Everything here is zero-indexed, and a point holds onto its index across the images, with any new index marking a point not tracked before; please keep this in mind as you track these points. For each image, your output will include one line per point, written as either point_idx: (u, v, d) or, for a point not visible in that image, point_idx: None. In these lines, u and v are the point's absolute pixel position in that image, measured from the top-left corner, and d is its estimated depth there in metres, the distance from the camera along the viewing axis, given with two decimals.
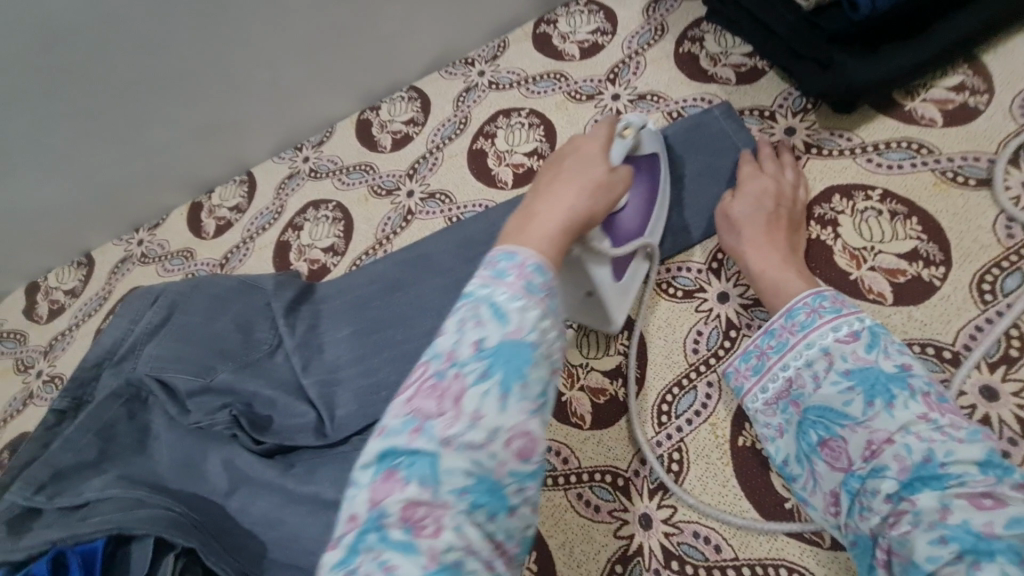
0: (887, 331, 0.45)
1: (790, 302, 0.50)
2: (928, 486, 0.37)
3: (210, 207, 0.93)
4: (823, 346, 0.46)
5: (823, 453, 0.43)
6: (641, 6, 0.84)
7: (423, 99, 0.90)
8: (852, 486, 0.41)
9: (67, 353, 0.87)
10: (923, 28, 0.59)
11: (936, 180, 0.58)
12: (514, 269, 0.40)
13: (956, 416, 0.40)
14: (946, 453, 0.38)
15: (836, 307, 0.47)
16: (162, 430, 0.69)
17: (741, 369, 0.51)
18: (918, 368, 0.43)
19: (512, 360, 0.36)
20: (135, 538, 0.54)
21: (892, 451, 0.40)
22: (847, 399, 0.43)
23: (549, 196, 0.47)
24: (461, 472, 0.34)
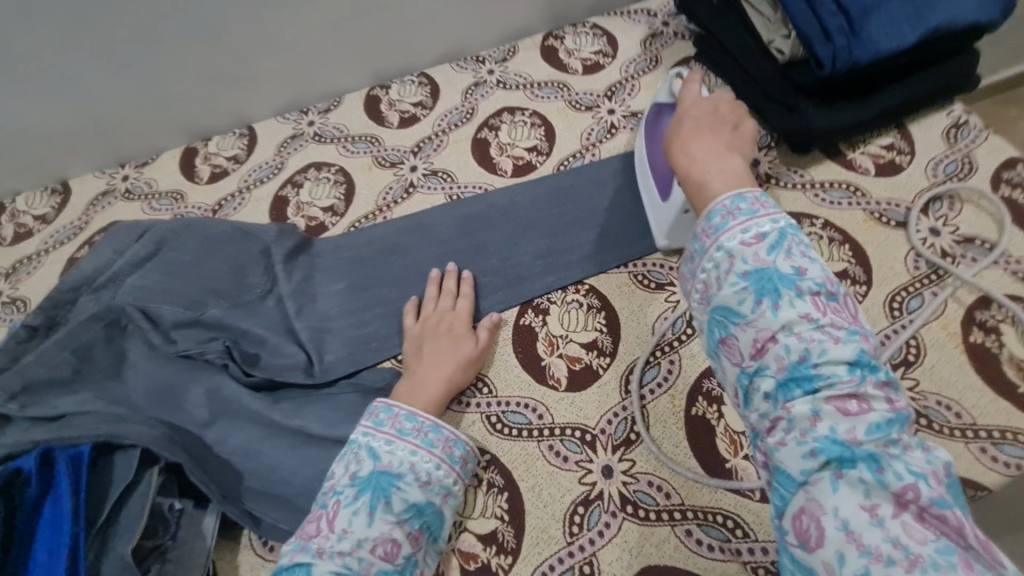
0: (792, 230, 0.46)
1: (709, 206, 0.50)
2: (800, 389, 0.42)
3: (205, 154, 0.93)
4: (729, 249, 0.47)
5: (723, 350, 0.46)
6: (638, 40, 0.96)
7: (433, 85, 0.95)
8: (744, 381, 0.45)
9: (33, 278, 0.83)
10: (868, 93, 0.73)
11: (866, 218, 0.71)
12: (390, 419, 0.58)
13: (836, 317, 0.43)
14: (819, 353, 0.42)
15: (752, 209, 0.48)
16: (140, 358, 0.69)
17: (682, 264, 0.51)
18: (810, 269, 0.45)
19: (380, 486, 0.53)
20: (121, 448, 0.55)
21: (774, 353, 0.43)
22: (741, 299, 0.45)
23: (688, 93, 0.63)
24: (334, 568, 0.49)
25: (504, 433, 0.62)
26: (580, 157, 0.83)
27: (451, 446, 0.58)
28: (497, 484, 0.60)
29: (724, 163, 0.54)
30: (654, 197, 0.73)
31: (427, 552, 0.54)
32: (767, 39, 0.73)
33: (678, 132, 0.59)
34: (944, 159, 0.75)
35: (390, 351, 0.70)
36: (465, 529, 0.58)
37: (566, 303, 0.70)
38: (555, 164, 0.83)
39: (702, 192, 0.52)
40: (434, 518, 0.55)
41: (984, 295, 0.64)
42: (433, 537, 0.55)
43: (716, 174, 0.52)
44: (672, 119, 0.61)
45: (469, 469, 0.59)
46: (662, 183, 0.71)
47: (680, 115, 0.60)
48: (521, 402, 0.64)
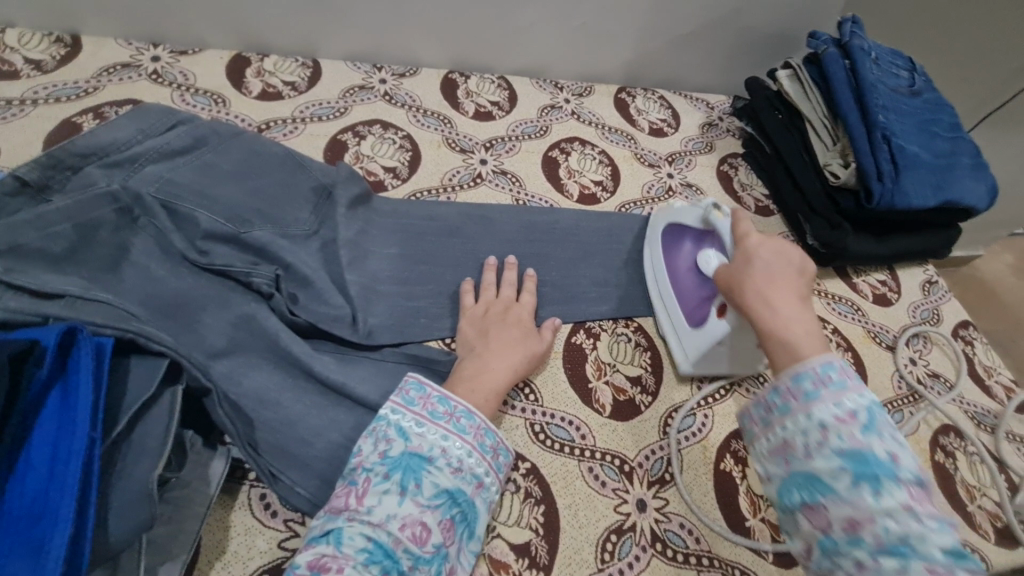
0: (880, 411, 0.45)
1: (797, 367, 0.47)
2: (898, 562, 0.38)
3: (258, 69, 0.85)
4: (820, 420, 0.44)
5: (803, 514, 0.43)
6: (698, 122, 1.05)
7: (511, 92, 0.96)
8: (827, 548, 0.41)
9: (9, 125, 0.69)
10: (884, 234, 0.86)
11: (864, 335, 0.83)
12: (422, 399, 0.52)
13: (926, 503, 0.40)
14: (920, 539, 0.38)
15: (842, 379, 0.46)
16: (152, 258, 0.58)
17: (767, 404, 0.48)
18: (905, 458, 0.43)
19: (410, 468, 0.48)
20: (144, 354, 0.45)
21: (871, 529, 0.39)
22: (836, 475, 0.42)
23: (745, 230, 0.59)
24: (362, 536, 0.44)
25: (546, 444, 0.61)
26: (639, 206, 0.88)
27: (483, 434, 0.52)
28: (535, 495, 0.57)
29: (806, 322, 0.51)
30: (681, 321, 0.70)
31: (460, 549, 0.48)
32: (825, 161, 0.85)
33: (749, 282, 0.55)
34: (921, 305, 0.90)
35: (438, 332, 0.66)
36: (497, 534, 0.54)
37: (616, 334, 0.72)
38: (617, 204, 0.87)
39: (787, 348, 0.49)
40: (468, 510, 0.48)
41: (946, 424, 0.76)
42: (469, 530, 0.49)
43: (803, 336, 0.50)
44: (738, 258, 0.58)
45: (503, 463, 0.53)
46: (693, 310, 0.68)
47: (745, 255, 0.57)
48: (565, 417, 0.63)
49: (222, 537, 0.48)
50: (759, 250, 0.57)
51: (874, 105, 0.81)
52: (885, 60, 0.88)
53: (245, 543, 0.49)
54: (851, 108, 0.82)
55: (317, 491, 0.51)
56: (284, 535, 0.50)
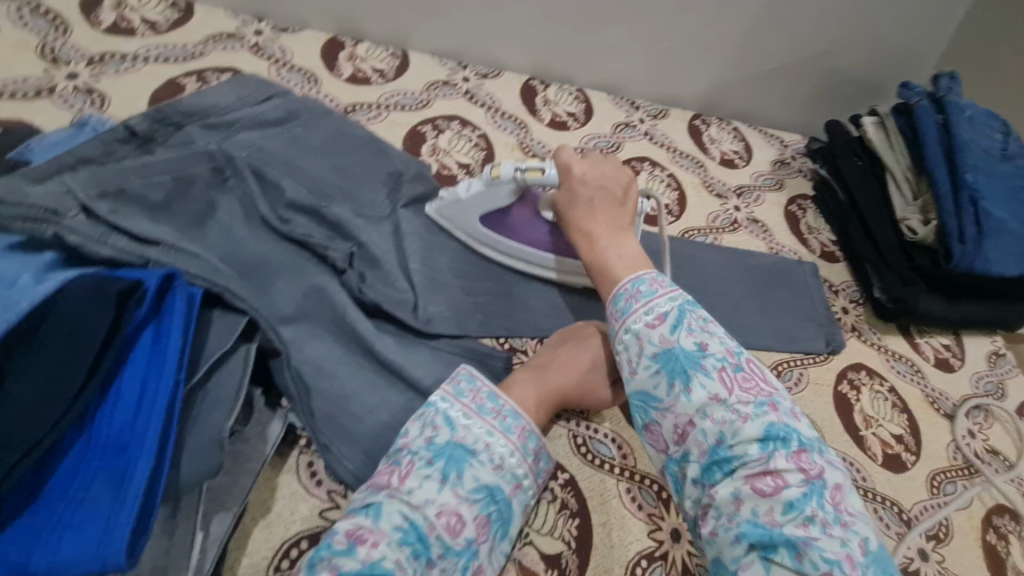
0: (690, 307, 0.48)
1: (614, 291, 0.52)
2: (721, 470, 0.42)
3: (351, 53, 0.87)
4: (636, 330, 0.48)
5: (647, 436, 0.47)
6: (771, 158, 1.03)
7: (588, 105, 0.97)
8: (672, 469, 0.46)
9: (121, 78, 0.73)
10: (956, 296, 0.83)
11: (922, 399, 0.80)
12: (471, 392, 0.52)
13: (745, 390, 0.44)
14: (732, 434, 0.42)
15: (651, 290, 0.50)
16: (236, 219, 0.60)
17: (613, 312, 0.51)
18: (711, 344, 0.46)
19: (453, 457, 0.47)
20: (225, 309, 0.47)
21: (693, 438, 0.43)
22: (655, 383, 0.46)
23: (571, 157, 0.62)
24: (400, 514, 0.43)
25: (587, 458, 0.61)
26: (703, 235, 0.88)
27: (528, 437, 0.51)
28: (570, 507, 0.57)
29: (623, 248, 0.57)
30: (475, 229, 0.70)
31: (491, 548, 0.47)
32: (903, 214, 0.82)
33: (572, 213, 0.60)
34: (986, 376, 0.86)
35: (493, 330, 0.66)
36: (529, 541, 0.54)
37: None
38: (681, 229, 0.87)
39: (607, 275, 0.55)
40: (504, 510, 0.48)
41: (1001, 504, 0.72)
42: (503, 529, 0.48)
43: (617, 259, 0.55)
44: (566, 193, 0.61)
45: (541, 469, 0.52)
46: (491, 221, 0.69)
47: (569, 187, 0.61)
48: (608, 435, 0.63)
49: (269, 497, 0.50)
50: (585, 179, 0.60)
51: (963, 164, 0.79)
52: (980, 120, 0.85)
53: (289, 506, 0.50)
54: (939, 165, 0.80)
55: (362, 466, 0.52)
56: (326, 505, 0.50)
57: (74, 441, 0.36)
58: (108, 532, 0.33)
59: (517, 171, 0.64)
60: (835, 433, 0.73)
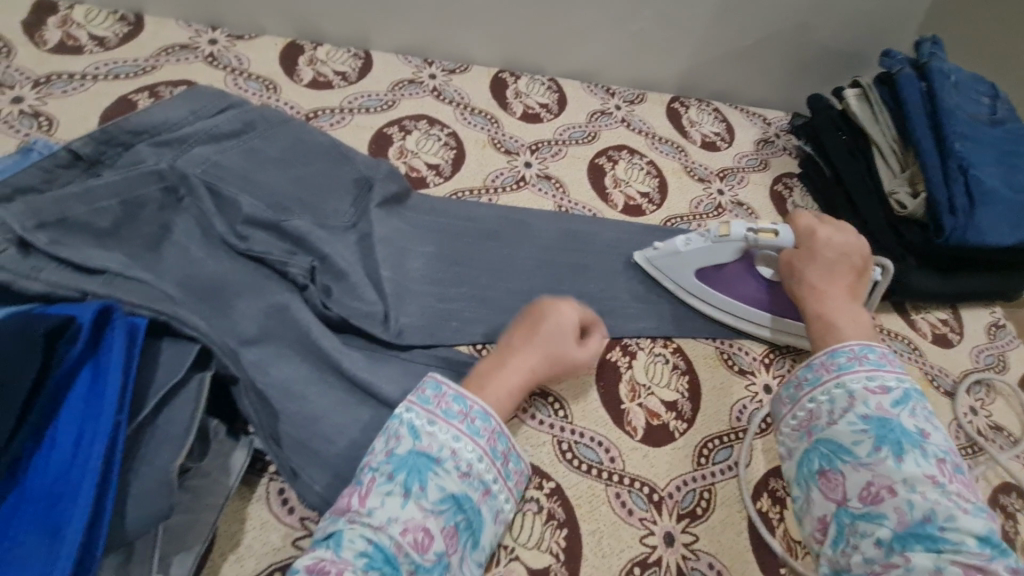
0: (916, 395, 0.51)
1: (833, 346, 0.55)
2: (921, 543, 0.42)
3: (311, 57, 0.84)
4: (850, 389, 0.51)
5: (821, 482, 0.49)
6: (754, 138, 1.00)
7: (561, 94, 0.94)
8: (842, 521, 0.47)
9: (69, 98, 0.70)
10: (949, 270, 0.80)
11: (921, 377, 0.77)
12: (437, 398, 0.49)
13: (962, 488, 0.46)
14: (946, 519, 0.43)
15: (879, 361, 0.53)
16: (192, 239, 0.58)
17: (822, 364, 0.54)
18: (932, 435, 0.49)
19: (417, 467, 0.45)
20: (176, 337, 0.45)
21: (894, 504, 0.45)
22: (859, 441, 0.48)
23: (811, 223, 0.64)
24: (363, 538, 0.41)
25: (573, 465, 0.58)
26: (686, 222, 0.85)
27: (496, 439, 0.49)
28: (557, 517, 0.55)
29: (850, 311, 0.58)
30: (690, 283, 0.71)
31: (462, 559, 0.45)
32: (890, 189, 0.79)
33: (808, 271, 0.61)
34: (985, 349, 0.83)
35: (470, 337, 0.64)
36: (514, 556, 0.52)
37: (653, 354, 0.68)
38: (664, 217, 0.84)
39: (828, 333, 0.57)
40: (473, 518, 0.46)
41: (1007, 481, 0.70)
42: (473, 538, 0.46)
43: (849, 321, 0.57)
44: (803, 254, 0.63)
45: (512, 470, 0.50)
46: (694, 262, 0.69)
47: (810, 247, 0.62)
48: (594, 438, 0.61)
49: (237, 530, 0.47)
50: (825, 246, 0.62)
51: (950, 132, 0.76)
52: (966, 85, 0.82)
53: (260, 537, 0.48)
54: (925, 135, 0.77)
55: (334, 490, 0.50)
56: (298, 534, 0.48)
57: (4, 497, 0.34)
58: None
59: (749, 232, 0.65)
60: None
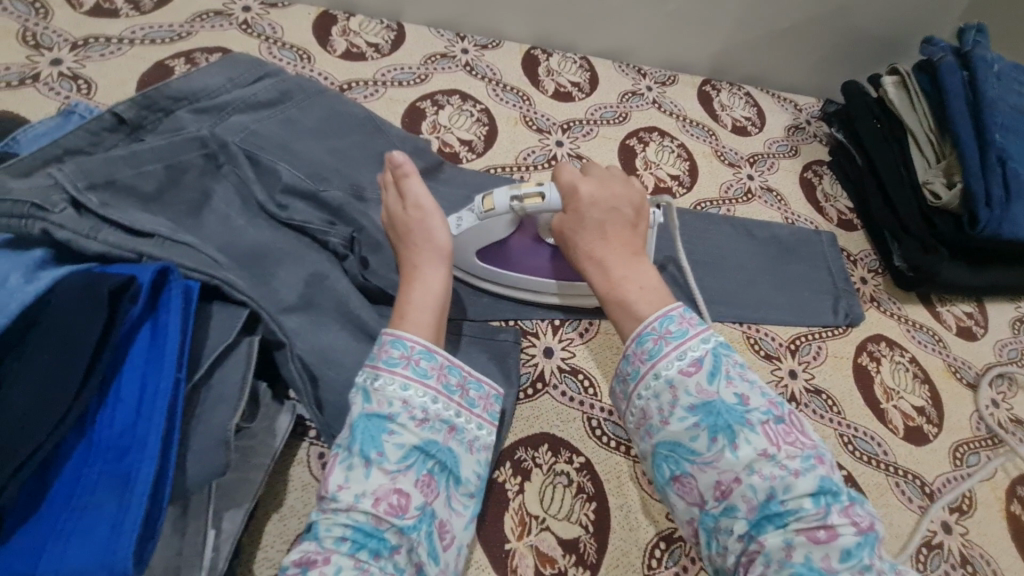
0: (724, 351, 0.46)
1: (638, 328, 0.48)
2: (772, 524, 0.40)
3: (344, 28, 0.84)
4: (668, 378, 0.46)
5: (675, 487, 0.44)
6: (785, 124, 0.99)
7: (592, 74, 0.93)
8: (705, 523, 0.43)
9: (107, 62, 0.70)
10: (979, 263, 0.80)
11: (944, 368, 0.78)
12: (376, 353, 0.48)
13: (790, 443, 0.42)
14: (784, 489, 0.40)
15: (682, 330, 0.47)
16: (232, 206, 0.58)
17: (635, 352, 0.48)
18: (752, 397, 0.44)
19: (370, 432, 0.44)
20: (225, 302, 0.46)
21: (740, 492, 0.41)
22: (693, 435, 0.43)
23: (575, 177, 0.54)
24: (340, 523, 0.42)
25: (602, 441, 0.59)
26: (715, 207, 0.85)
27: (447, 373, 0.49)
28: (587, 491, 0.56)
29: (638, 275, 0.51)
30: (475, 267, 0.62)
31: (449, 498, 0.46)
32: (925, 179, 0.79)
33: (578, 239, 0.54)
34: (1010, 343, 0.83)
35: (502, 312, 0.65)
36: (545, 527, 0.53)
37: None
38: (693, 201, 0.84)
39: (626, 312, 0.50)
40: (445, 459, 0.46)
41: None
42: (453, 477, 0.47)
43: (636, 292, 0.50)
44: (570, 218, 0.54)
45: (474, 397, 0.51)
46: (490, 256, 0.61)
47: (576, 209, 0.54)
48: (623, 416, 0.61)
49: (280, 490, 0.49)
50: (591, 206, 0.53)
51: (991, 123, 0.75)
52: (1009, 75, 0.80)
53: (302, 498, 0.49)
54: (965, 125, 0.76)
55: None
56: None
57: (74, 447, 0.35)
58: (115, 535, 0.32)
59: (514, 201, 0.56)
60: (855, 406, 0.71)
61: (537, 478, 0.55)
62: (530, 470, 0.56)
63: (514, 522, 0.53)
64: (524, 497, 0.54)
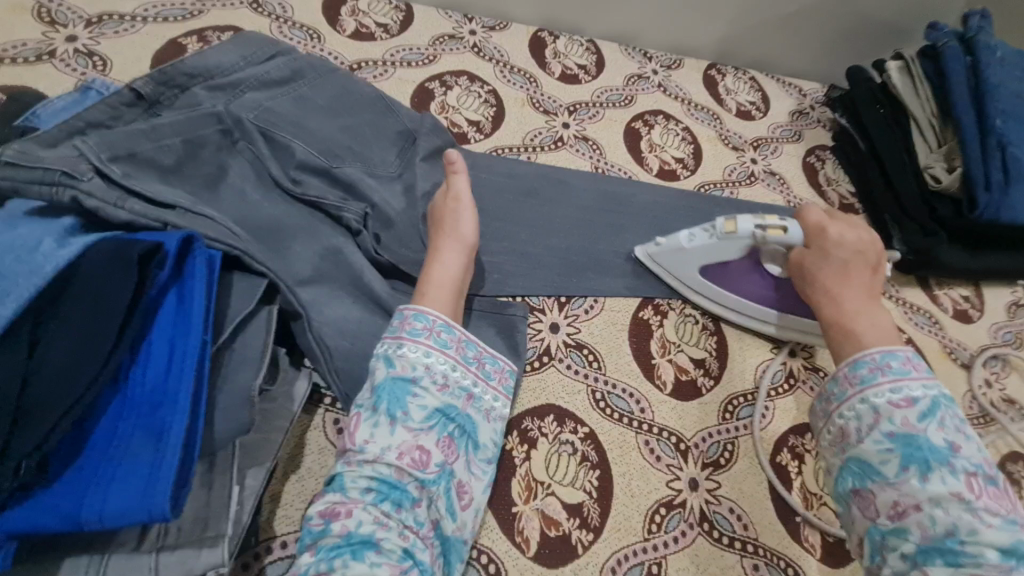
0: (946, 402, 0.46)
1: (856, 355, 0.51)
2: (943, 558, 0.40)
3: (354, 8, 0.84)
4: (875, 405, 0.48)
5: (854, 500, 0.46)
6: (789, 109, 1.00)
7: (599, 57, 0.93)
8: (874, 536, 0.44)
9: (120, 39, 0.71)
10: (976, 247, 0.82)
11: (939, 349, 0.80)
12: (399, 323, 0.51)
13: (992, 501, 0.41)
14: (970, 532, 0.39)
15: (904, 369, 0.49)
16: (247, 181, 0.60)
17: (846, 376, 0.51)
18: (964, 446, 0.44)
19: (395, 393, 0.47)
20: (245, 271, 0.48)
21: (917, 519, 0.41)
22: (885, 459, 0.45)
23: (820, 219, 0.60)
24: (364, 476, 0.44)
25: (606, 413, 0.61)
26: (719, 189, 0.86)
27: (464, 346, 0.53)
28: (591, 459, 0.58)
29: (875, 314, 0.54)
30: (692, 280, 0.69)
31: (467, 461, 0.49)
32: (926, 163, 0.80)
33: (820, 272, 0.58)
34: (1004, 327, 0.85)
35: (510, 289, 0.66)
36: (551, 492, 0.55)
37: (684, 314, 0.71)
38: (697, 183, 0.85)
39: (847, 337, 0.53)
40: (464, 423, 0.50)
41: (1015, 451, 0.73)
42: (470, 440, 0.50)
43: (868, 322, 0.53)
44: (815, 254, 0.59)
45: (490, 370, 0.55)
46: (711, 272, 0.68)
47: (821, 246, 0.58)
48: (626, 390, 0.63)
49: (297, 453, 0.51)
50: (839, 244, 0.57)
51: (992, 108, 0.76)
52: (1011, 61, 0.81)
53: (319, 461, 0.51)
54: (966, 110, 0.77)
55: None
56: None
57: (109, 402, 0.36)
58: (152, 483, 0.34)
59: (755, 228, 0.62)
60: None
61: (543, 447, 0.57)
62: (536, 439, 0.58)
63: (520, 488, 0.55)
64: (530, 464, 0.56)
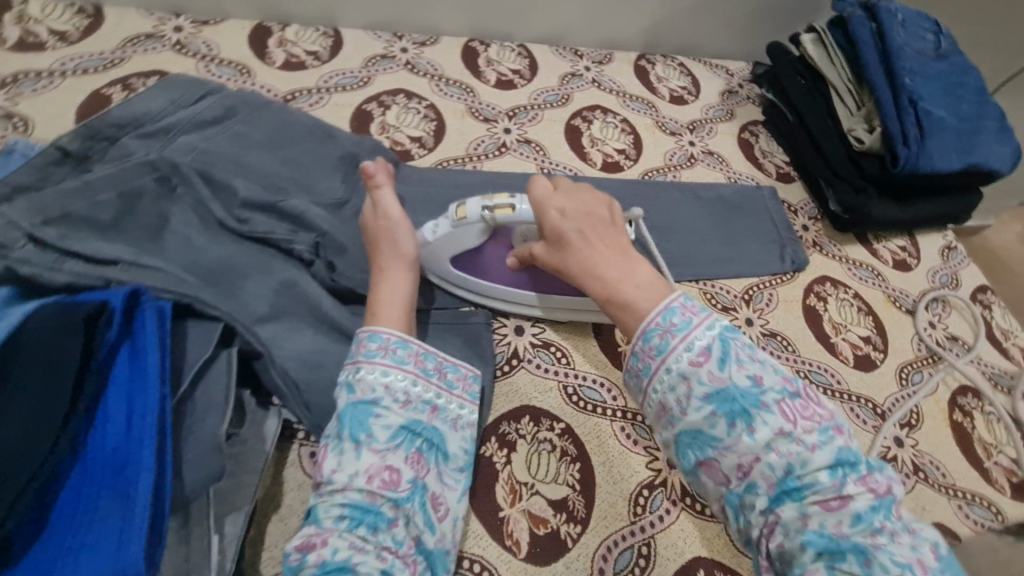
0: (729, 337, 0.47)
1: (642, 324, 0.48)
2: (791, 498, 0.41)
3: (280, 39, 0.84)
4: (680, 369, 0.46)
5: (702, 471, 0.45)
6: (719, 90, 1.03)
7: (531, 60, 0.95)
8: (731, 501, 0.44)
9: (41, 97, 0.69)
10: (905, 199, 0.87)
11: (885, 299, 0.84)
12: (354, 348, 0.52)
13: (806, 419, 0.44)
14: (802, 464, 0.41)
15: (685, 321, 0.48)
16: (191, 226, 0.59)
17: (643, 349, 0.48)
18: (764, 376, 0.45)
19: (357, 418, 0.48)
20: (199, 317, 0.47)
21: (760, 471, 0.42)
22: (711, 424, 0.44)
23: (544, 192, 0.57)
24: (337, 504, 0.45)
25: (579, 406, 0.63)
26: (661, 174, 0.89)
27: (423, 359, 0.53)
28: (571, 453, 0.59)
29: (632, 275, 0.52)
30: (446, 271, 0.64)
31: (441, 473, 0.50)
32: (848, 126, 0.84)
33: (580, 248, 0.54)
34: (940, 270, 0.90)
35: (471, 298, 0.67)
36: (535, 491, 0.56)
37: None
38: (640, 172, 0.88)
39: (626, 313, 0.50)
40: (432, 436, 0.51)
41: (964, 385, 0.78)
42: (441, 451, 0.51)
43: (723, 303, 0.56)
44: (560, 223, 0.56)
45: (453, 379, 0.55)
46: (459, 267, 0.63)
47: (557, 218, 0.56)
48: (596, 380, 0.65)
49: (276, 492, 0.51)
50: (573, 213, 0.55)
51: (900, 69, 0.81)
52: (912, 22, 0.87)
53: (300, 496, 0.51)
54: (877, 72, 0.82)
55: None
56: None
57: (70, 470, 0.36)
58: (124, 545, 0.34)
59: (485, 209, 0.57)
60: (808, 343, 0.77)
61: (522, 448, 0.58)
62: (515, 441, 0.59)
63: (505, 491, 0.56)
64: (512, 467, 0.57)
